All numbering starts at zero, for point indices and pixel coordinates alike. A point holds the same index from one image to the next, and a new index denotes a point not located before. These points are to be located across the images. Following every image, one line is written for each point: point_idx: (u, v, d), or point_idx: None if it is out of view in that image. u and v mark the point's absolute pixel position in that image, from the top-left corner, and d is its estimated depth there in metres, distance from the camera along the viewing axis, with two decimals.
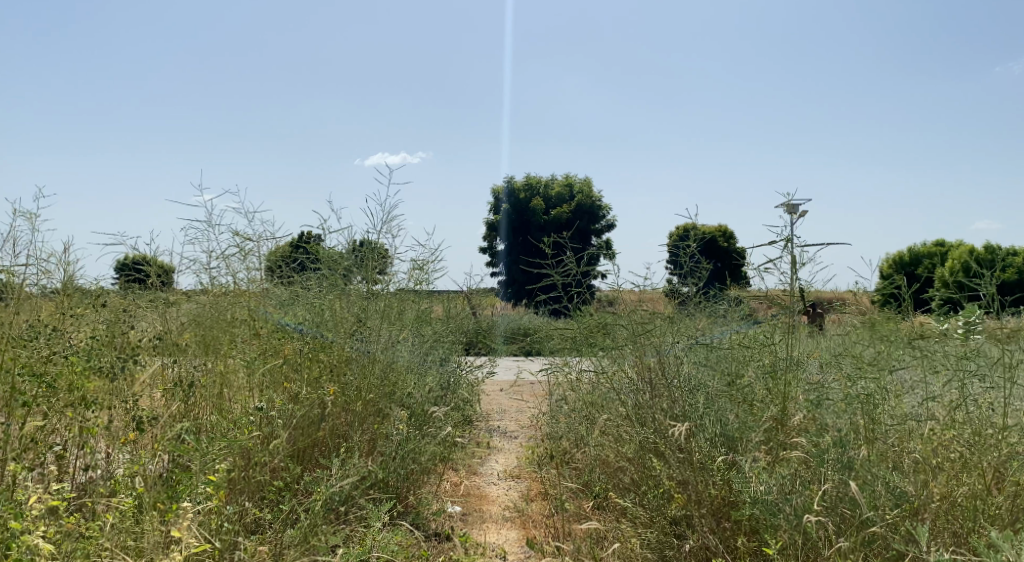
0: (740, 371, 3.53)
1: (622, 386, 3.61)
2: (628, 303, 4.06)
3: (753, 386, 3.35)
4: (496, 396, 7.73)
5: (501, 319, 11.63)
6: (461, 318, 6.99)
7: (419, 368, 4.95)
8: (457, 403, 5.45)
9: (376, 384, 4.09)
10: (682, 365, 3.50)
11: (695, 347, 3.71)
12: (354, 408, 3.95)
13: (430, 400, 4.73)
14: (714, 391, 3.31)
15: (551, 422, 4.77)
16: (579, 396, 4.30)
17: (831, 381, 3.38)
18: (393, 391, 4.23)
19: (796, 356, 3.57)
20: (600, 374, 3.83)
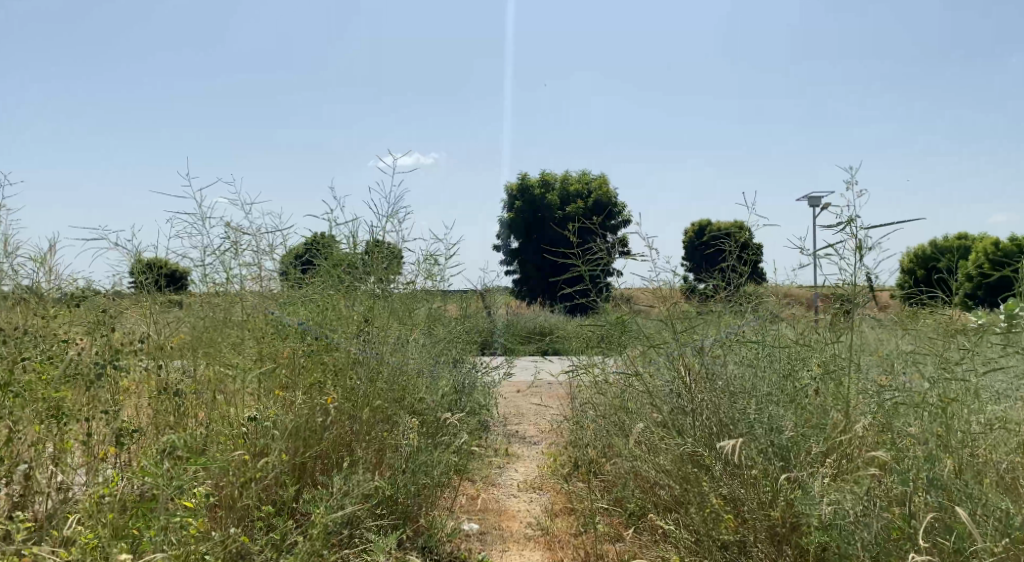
0: (789, 372, 3.16)
1: (659, 390, 3.27)
2: (659, 298, 3.69)
3: (807, 388, 2.99)
4: (515, 398, 7.37)
5: (516, 319, 11.28)
6: (475, 316, 6.64)
7: (431, 371, 4.61)
8: (473, 407, 5.10)
9: (384, 389, 3.74)
10: (725, 366, 3.15)
11: (738, 345, 3.36)
12: (361, 416, 3.61)
13: (444, 405, 4.38)
14: (763, 395, 2.96)
15: (575, 429, 4.41)
16: (607, 400, 3.93)
17: (895, 382, 3.00)
18: (404, 396, 3.89)
19: (852, 355, 3.20)
20: (631, 377, 3.46)
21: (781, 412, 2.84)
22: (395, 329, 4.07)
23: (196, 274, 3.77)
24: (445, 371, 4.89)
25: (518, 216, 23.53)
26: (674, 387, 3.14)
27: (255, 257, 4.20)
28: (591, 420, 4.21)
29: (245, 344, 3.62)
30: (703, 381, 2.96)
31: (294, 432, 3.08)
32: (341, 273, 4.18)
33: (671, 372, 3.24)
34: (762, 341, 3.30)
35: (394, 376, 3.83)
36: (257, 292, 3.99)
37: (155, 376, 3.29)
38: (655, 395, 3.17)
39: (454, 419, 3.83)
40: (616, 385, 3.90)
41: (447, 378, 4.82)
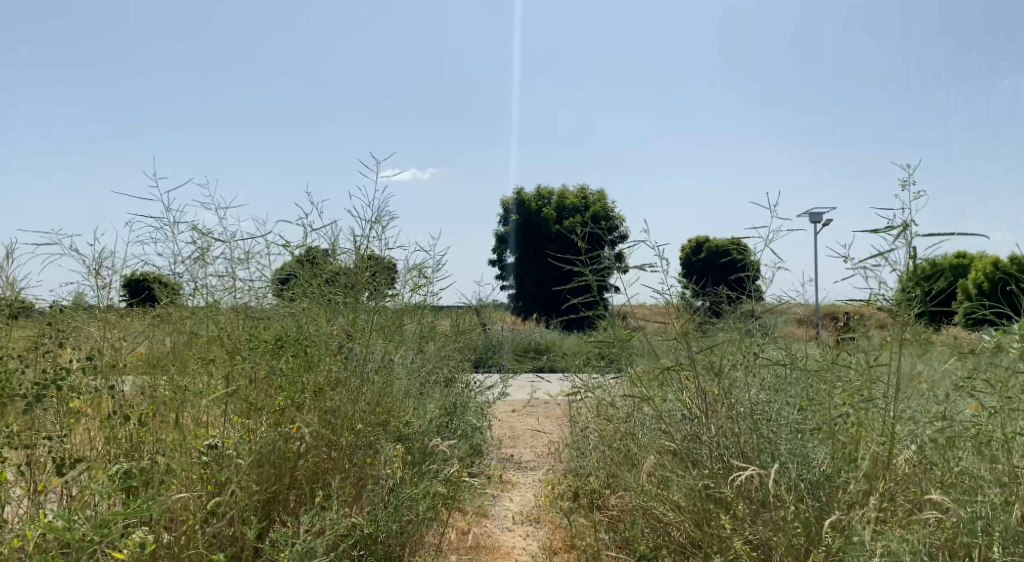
0: (817, 399, 2.84)
1: (671, 417, 3.00)
2: (671, 314, 3.37)
3: (834, 416, 2.71)
4: (511, 417, 7.04)
5: (514, 335, 10.95)
6: (470, 331, 6.32)
7: (420, 391, 4.28)
8: (466, 429, 4.76)
9: (367, 413, 3.41)
10: (744, 391, 2.87)
11: (756, 369, 3.08)
12: (342, 443, 3.30)
13: (433, 428, 4.05)
14: (784, 424, 2.69)
15: (576, 456, 4.10)
16: (612, 425, 3.60)
17: (941, 415, 2.68)
18: (390, 420, 3.56)
19: (886, 382, 2.88)
20: (640, 401, 3.14)
21: (806, 443, 2.57)
22: (382, 345, 3.74)
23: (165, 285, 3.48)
24: (437, 392, 4.59)
25: (514, 230, 23.28)
26: (690, 413, 2.87)
27: (229, 266, 3.87)
28: (593, 447, 3.88)
29: (217, 362, 3.33)
30: (719, 408, 2.70)
31: (260, 465, 2.75)
32: (324, 284, 3.85)
33: (687, 395, 2.97)
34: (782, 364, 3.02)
35: (379, 399, 3.52)
36: (233, 306, 3.72)
37: (109, 398, 2.95)
38: (666, 422, 2.90)
39: (444, 447, 3.51)
40: (622, 409, 3.57)
41: (440, 399, 4.51)
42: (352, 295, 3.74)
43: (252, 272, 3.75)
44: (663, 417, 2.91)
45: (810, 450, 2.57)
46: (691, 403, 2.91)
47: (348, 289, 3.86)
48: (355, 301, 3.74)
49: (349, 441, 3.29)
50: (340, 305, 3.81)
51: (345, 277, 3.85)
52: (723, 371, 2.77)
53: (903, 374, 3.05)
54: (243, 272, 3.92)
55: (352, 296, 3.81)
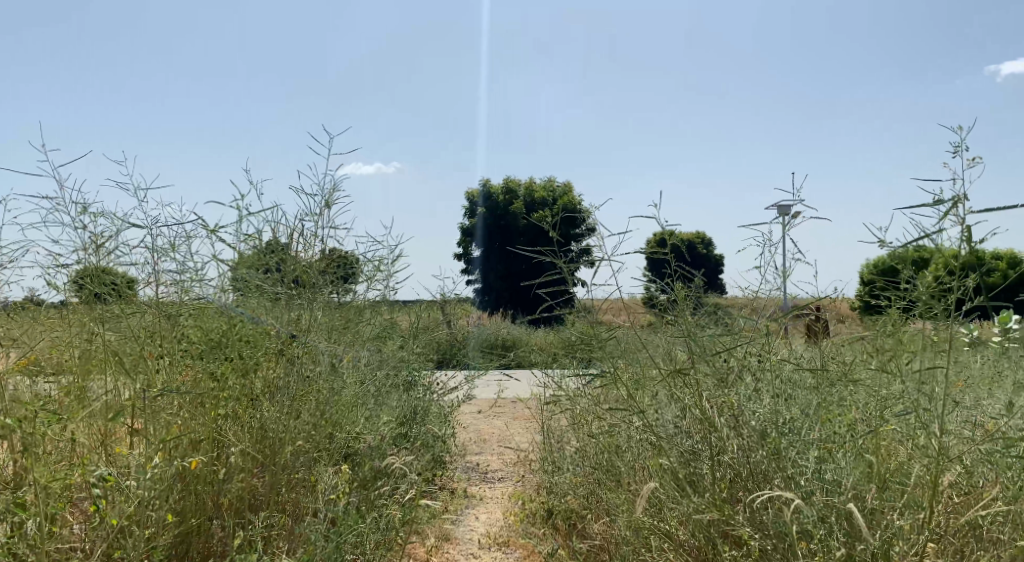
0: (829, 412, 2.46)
1: (664, 429, 2.64)
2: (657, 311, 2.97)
3: (845, 425, 2.37)
4: (475, 420, 6.62)
5: (478, 330, 10.53)
6: (431, 328, 5.88)
7: (374, 396, 3.84)
8: (429, 438, 4.33)
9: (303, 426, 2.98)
10: (742, 397, 2.52)
11: (754, 372, 2.73)
12: (282, 461, 2.88)
13: (389, 440, 3.61)
14: (792, 436, 2.34)
15: (550, 468, 3.72)
16: (592, 437, 3.20)
17: (972, 433, 2.30)
18: (334, 434, 3.17)
19: (904, 391, 2.51)
20: (628, 413, 2.74)
21: (819, 459, 2.22)
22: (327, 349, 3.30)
23: (80, 280, 3.03)
24: (398, 396, 4.18)
25: (479, 224, 22.85)
26: (689, 422, 2.51)
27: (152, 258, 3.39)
28: (569, 461, 3.47)
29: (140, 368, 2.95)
30: (720, 419, 2.34)
31: (158, 494, 2.27)
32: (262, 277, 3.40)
33: (682, 403, 2.61)
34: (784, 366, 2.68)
35: (321, 409, 3.13)
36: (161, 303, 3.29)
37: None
38: (658, 434, 2.53)
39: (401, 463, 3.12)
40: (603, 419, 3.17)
41: (401, 405, 4.10)
42: (289, 288, 3.30)
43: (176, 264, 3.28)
44: (654, 428, 2.55)
45: (828, 469, 2.22)
46: (688, 412, 2.55)
47: (290, 283, 3.41)
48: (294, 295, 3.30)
49: (293, 457, 2.88)
50: (280, 298, 3.38)
51: (281, 265, 3.43)
52: (723, 375, 2.42)
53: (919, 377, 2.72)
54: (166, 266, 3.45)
55: (291, 291, 3.39)
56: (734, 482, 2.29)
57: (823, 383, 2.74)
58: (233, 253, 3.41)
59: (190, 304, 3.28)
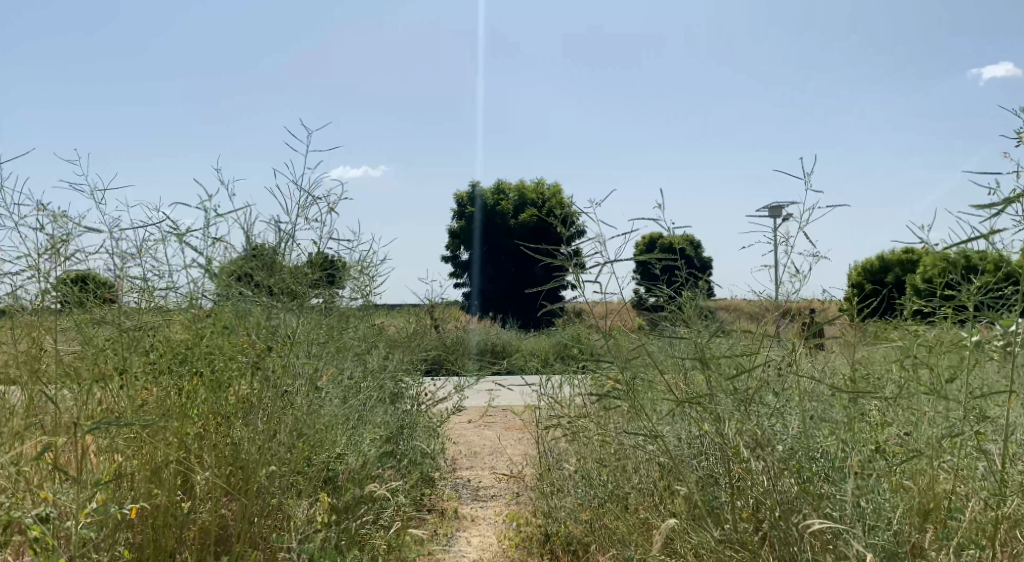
0: (855, 439, 2.26)
1: (678, 454, 2.43)
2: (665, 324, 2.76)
3: (871, 452, 2.18)
4: (467, 430, 6.39)
5: (469, 335, 10.29)
6: (420, 335, 5.65)
7: (360, 412, 3.61)
8: (420, 455, 4.10)
9: (282, 451, 2.77)
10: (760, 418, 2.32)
11: (772, 390, 2.52)
12: (257, 490, 2.68)
13: (376, 461, 3.38)
14: (818, 465, 2.15)
15: (548, 488, 3.50)
16: (599, 460, 3.00)
17: (1016, 466, 2.10)
18: (316, 457, 2.95)
19: (938, 421, 2.32)
20: (635, 437, 2.53)
21: (848, 490, 2.03)
22: (308, 369, 3.08)
23: (42, 295, 2.81)
24: (386, 410, 3.94)
25: (468, 227, 22.61)
26: (707, 448, 2.31)
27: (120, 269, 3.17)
28: (570, 483, 3.26)
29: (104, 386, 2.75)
30: (742, 445, 2.13)
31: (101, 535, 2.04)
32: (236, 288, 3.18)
33: (698, 425, 2.41)
34: (805, 382, 2.47)
35: (302, 429, 2.91)
36: (126, 317, 3.06)
37: None
38: (672, 459, 2.32)
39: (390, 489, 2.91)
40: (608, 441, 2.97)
41: (390, 419, 3.87)
42: (268, 300, 3.06)
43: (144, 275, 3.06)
44: (668, 453, 2.34)
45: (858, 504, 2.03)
46: (705, 435, 2.35)
47: (270, 294, 3.18)
48: (270, 305, 3.06)
49: (272, 484, 2.66)
50: (257, 311, 3.14)
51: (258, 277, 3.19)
52: (744, 395, 2.21)
53: (946, 394, 2.54)
54: (135, 277, 3.22)
55: (269, 300, 3.14)
56: (754, 522, 2.11)
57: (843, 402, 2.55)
58: (207, 262, 3.17)
59: (160, 321, 3.06)
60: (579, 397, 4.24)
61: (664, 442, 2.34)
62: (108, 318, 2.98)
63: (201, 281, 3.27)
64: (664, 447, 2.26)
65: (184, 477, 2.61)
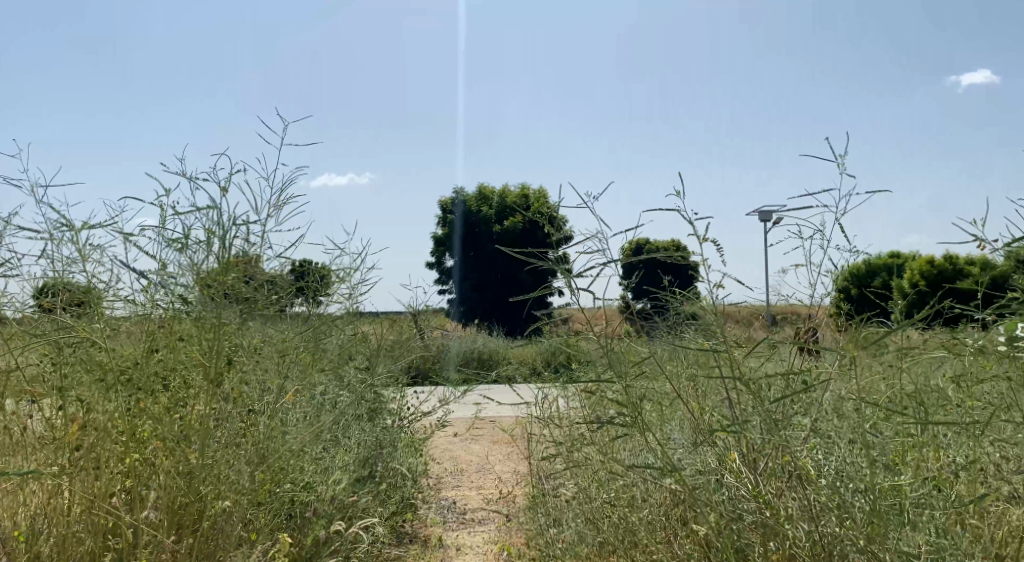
0: (896, 473, 1.97)
1: (696, 485, 2.14)
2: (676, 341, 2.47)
3: (918, 486, 1.91)
4: (452, 443, 6.08)
5: (453, 342, 9.97)
6: (401, 344, 5.32)
7: (334, 433, 3.30)
8: (402, 477, 3.79)
9: (242, 486, 2.45)
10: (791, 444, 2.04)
11: (800, 411, 2.22)
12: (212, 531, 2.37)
13: (352, 488, 3.07)
14: (858, 507, 1.87)
15: (543, 517, 3.21)
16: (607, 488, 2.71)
17: None
18: (284, 488, 2.64)
19: (986, 451, 2.03)
20: (646, 470, 2.23)
21: (899, 532, 1.76)
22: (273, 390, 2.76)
23: None
24: (365, 429, 3.63)
25: (454, 233, 22.29)
26: (733, 480, 2.02)
27: (63, 281, 2.84)
28: (570, 514, 2.97)
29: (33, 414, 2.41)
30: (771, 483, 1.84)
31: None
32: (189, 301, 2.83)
33: (722, 452, 2.12)
34: (838, 401, 2.20)
35: (273, 457, 2.61)
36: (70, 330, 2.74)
37: None
38: (690, 493, 2.04)
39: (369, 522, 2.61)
40: (613, 470, 2.67)
41: (368, 438, 3.56)
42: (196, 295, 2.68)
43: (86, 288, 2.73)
44: (686, 486, 2.05)
45: (909, 554, 1.74)
46: (731, 462, 2.06)
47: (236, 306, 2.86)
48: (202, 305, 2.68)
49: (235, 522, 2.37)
50: (183, 308, 2.76)
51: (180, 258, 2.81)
52: (777, 417, 1.93)
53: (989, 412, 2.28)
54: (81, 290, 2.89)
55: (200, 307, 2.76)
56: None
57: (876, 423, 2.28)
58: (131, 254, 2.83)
59: (107, 338, 2.74)
60: (574, 412, 3.94)
61: (680, 473, 2.06)
62: (46, 334, 2.65)
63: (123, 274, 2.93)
64: (684, 478, 1.96)
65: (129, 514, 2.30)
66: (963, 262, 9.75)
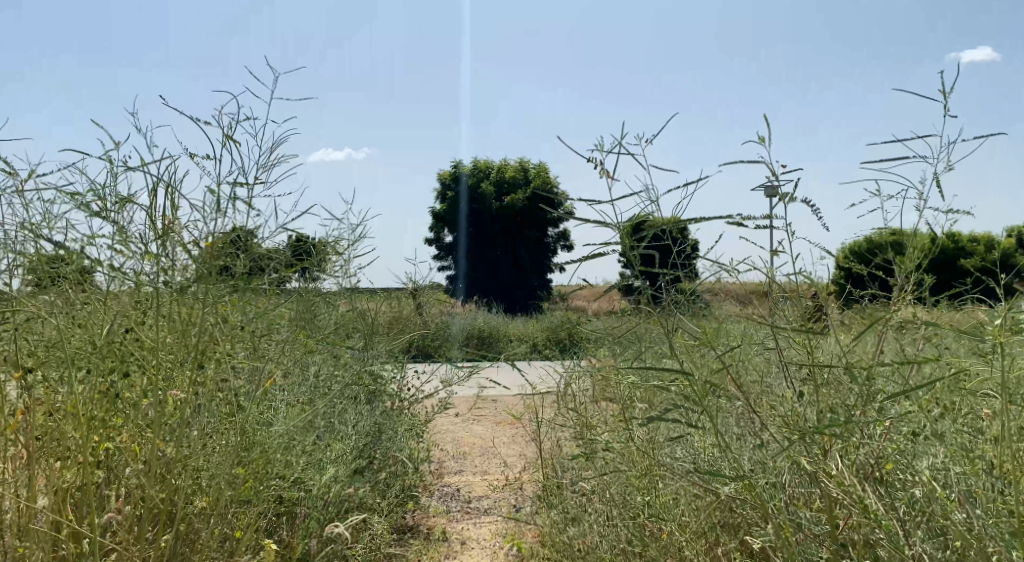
0: (990, 491, 1.70)
1: (752, 491, 1.86)
2: (726, 334, 2.17)
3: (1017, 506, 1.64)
4: (454, 425, 5.82)
5: (452, 319, 9.71)
6: (399, 320, 5.03)
7: (329, 419, 3.02)
8: (405, 465, 3.52)
9: (225, 486, 2.17)
10: (870, 442, 1.79)
11: (870, 408, 1.92)
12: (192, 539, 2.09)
13: (349, 482, 2.80)
14: (953, 529, 1.59)
15: (560, 512, 2.94)
16: (641, 489, 2.45)
17: None
18: (276, 486, 2.38)
19: None
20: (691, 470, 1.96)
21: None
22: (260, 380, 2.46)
23: None
24: (364, 414, 3.37)
25: (453, 207, 21.94)
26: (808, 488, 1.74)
27: (22, 253, 2.52)
28: (596, 516, 2.71)
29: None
30: (854, 493, 1.58)
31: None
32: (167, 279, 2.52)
33: (784, 448, 1.86)
34: (916, 396, 1.91)
35: (265, 453, 2.33)
36: (34, 304, 2.47)
37: None
38: (750, 502, 1.77)
39: (371, 524, 2.36)
40: (645, 468, 2.40)
41: (366, 423, 3.29)
42: (160, 257, 2.35)
43: (53, 260, 2.43)
44: (743, 494, 1.77)
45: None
46: (797, 461, 1.81)
47: (217, 283, 2.55)
48: (164, 270, 2.33)
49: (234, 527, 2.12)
50: (145, 277, 2.45)
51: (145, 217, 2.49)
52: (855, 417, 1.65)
53: None
54: (43, 263, 2.57)
55: (164, 275, 2.43)
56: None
57: (949, 415, 2.04)
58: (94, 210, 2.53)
59: (72, 317, 2.43)
60: (588, 395, 3.68)
61: (738, 480, 1.77)
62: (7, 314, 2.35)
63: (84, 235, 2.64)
64: (750, 484, 1.70)
65: (99, 520, 2.03)
66: (978, 239, 9.50)
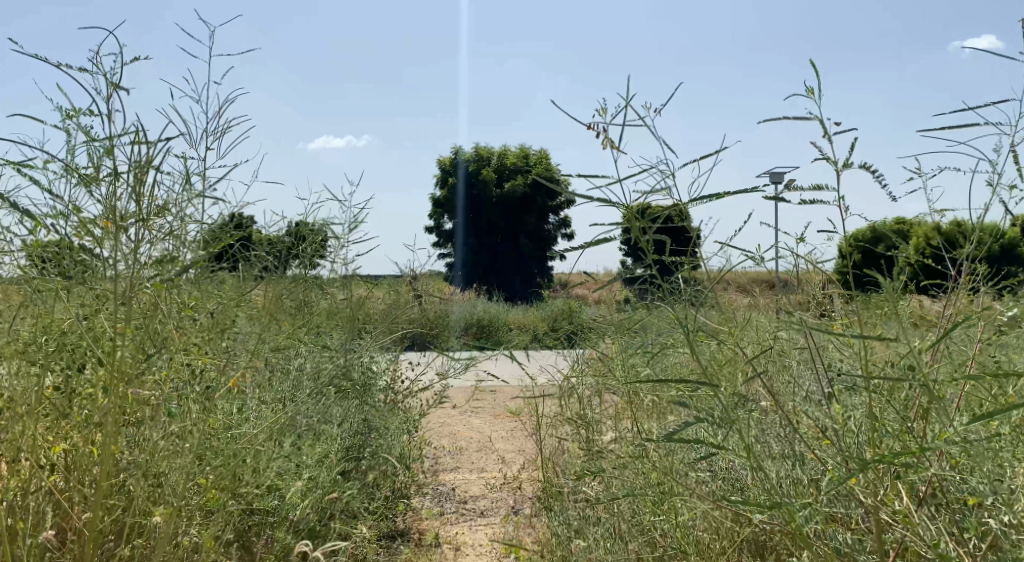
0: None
1: (780, 513, 1.64)
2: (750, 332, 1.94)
3: None
4: (450, 417, 5.62)
5: (451, 307, 9.49)
6: (395, 309, 4.80)
7: (312, 418, 2.80)
8: (397, 465, 3.32)
9: (189, 501, 1.95)
10: (920, 460, 1.58)
11: (916, 421, 1.69)
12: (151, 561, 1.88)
13: (333, 489, 2.59)
14: None
15: (561, 520, 2.74)
16: (649, 500, 2.24)
17: None
18: (250, 498, 2.17)
19: None
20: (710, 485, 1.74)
21: None
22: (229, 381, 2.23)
23: None
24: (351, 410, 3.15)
25: (454, 194, 21.66)
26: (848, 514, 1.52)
27: None
28: (601, 526, 2.51)
29: None
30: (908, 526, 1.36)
31: None
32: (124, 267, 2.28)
33: (822, 464, 1.66)
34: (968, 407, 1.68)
35: (236, 462, 2.11)
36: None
37: None
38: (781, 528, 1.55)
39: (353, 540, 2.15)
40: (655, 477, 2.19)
41: (352, 420, 3.08)
42: (119, 245, 2.12)
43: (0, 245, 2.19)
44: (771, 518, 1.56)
45: None
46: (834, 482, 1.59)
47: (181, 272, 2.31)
48: (119, 257, 2.10)
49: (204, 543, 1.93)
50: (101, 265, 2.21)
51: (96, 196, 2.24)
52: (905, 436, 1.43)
53: None
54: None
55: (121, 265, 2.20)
56: None
57: (998, 427, 1.81)
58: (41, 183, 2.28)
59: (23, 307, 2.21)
60: (592, 392, 3.46)
61: (766, 502, 1.56)
62: None
63: (32, 214, 2.42)
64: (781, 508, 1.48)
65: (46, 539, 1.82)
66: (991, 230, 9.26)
